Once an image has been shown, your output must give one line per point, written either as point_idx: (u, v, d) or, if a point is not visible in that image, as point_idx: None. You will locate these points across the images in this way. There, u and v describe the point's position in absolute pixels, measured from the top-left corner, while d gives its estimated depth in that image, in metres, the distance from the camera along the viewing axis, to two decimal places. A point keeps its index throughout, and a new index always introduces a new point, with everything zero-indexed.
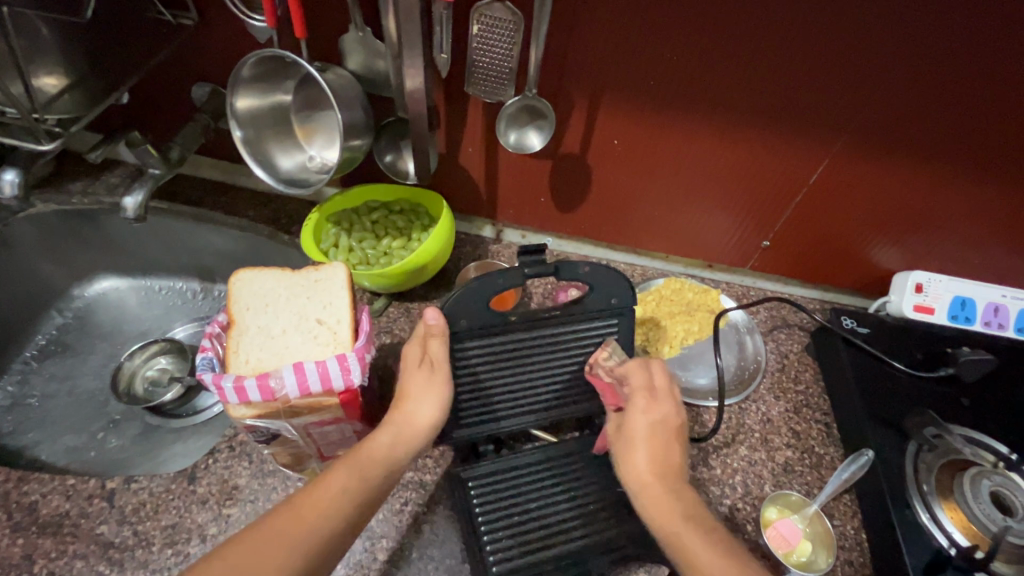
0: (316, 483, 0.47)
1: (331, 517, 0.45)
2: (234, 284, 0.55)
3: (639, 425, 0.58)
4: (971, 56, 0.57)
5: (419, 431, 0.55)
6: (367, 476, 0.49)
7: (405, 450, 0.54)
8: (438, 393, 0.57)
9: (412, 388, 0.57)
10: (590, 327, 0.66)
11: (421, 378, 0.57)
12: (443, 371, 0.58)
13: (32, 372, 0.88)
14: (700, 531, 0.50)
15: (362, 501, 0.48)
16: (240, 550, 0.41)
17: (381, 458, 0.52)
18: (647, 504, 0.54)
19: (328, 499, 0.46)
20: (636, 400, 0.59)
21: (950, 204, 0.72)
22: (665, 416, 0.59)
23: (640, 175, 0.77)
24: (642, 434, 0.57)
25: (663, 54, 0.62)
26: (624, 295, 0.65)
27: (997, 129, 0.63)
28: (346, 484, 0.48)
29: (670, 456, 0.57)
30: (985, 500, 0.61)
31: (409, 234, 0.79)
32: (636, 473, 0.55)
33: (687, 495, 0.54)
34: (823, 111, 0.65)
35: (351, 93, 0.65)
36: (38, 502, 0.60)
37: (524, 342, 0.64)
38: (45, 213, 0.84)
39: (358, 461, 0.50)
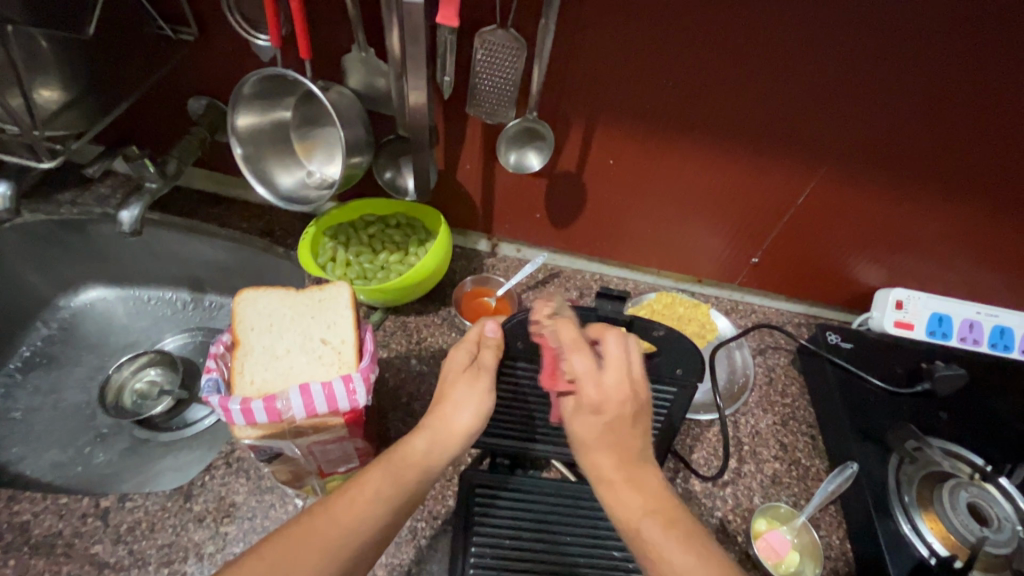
0: (349, 487, 0.47)
1: (360, 526, 0.45)
2: (237, 304, 0.55)
3: (601, 420, 0.51)
4: (951, 86, 0.60)
5: (456, 437, 0.52)
6: (403, 483, 0.48)
7: (442, 456, 0.51)
8: (479, 402, 0.54)
9: (454, 392, 0.55)
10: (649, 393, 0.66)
11: (465, 383, 0.55)
12: (487, 378, 0.56)
13: (15, 385, 0.86)
14: (663, 529, 0.44)
15: (398, 503, 0.47)
16: (278, 548, 0.42)
17: (417, 462, 0.49)
18: (610, 501, 0.47)
19: (360, 505, 0.45)
20: (585, 387, 0.52)
21: (930, 224, 0.76)
22: (619, 412, 0.50)
23: (635, 193, 0.79)
24: (590, 436, 0.50)
25: (658, 78, 0.64)
26: (688, 365, 0.65)
27: (974, 154, 0.66)
28: (379, 490, 0.47)
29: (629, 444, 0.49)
30: (963, 512, 0.64)
31: (406, 248, 0.79)
32: (595, 470, 0.49)
33: (649, 485, 0.47)
34: (811, 136, 0.68)
35: (353, 111, 0.66)
36: (29, 522, 0.59)
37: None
38: (31, 223, 0.83)
39: (393, 464, 0.49)
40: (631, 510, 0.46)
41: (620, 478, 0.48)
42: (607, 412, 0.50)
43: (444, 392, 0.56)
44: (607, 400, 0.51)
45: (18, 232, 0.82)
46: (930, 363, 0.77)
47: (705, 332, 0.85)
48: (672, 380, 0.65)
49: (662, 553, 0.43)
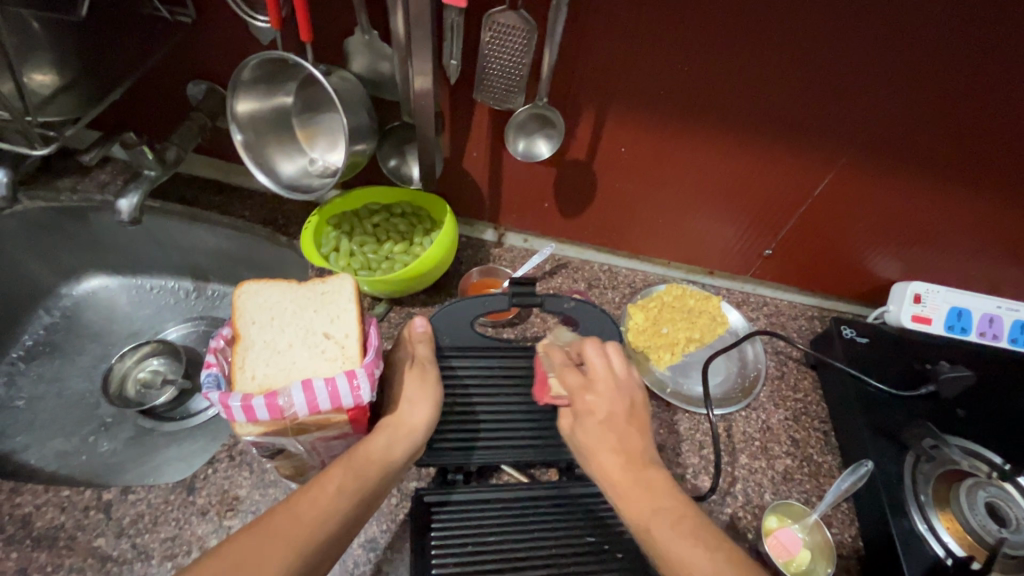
0: (310, 486, 0.47)
1: (327, 518, 0.45)
2: (238, 297, 0.53)
3: (592, 426, 0.58)
4: (985, 73, 0.57)
5: (413, 432, 0.55)
6: (363, 476, 0.49)
7: (401, 452, 0.53)
8: (429, 393, 0.58)
9: (403, 390, 0.58)
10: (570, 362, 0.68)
11: (412, 378, 0.59)
12: (431, 371, 0.60)
13: (19, 374, 0.86)
14: (670, 522, 0.49)
15: (357, 500, 0.47)
16: (238, 547, 0.41)
17: (378, 457, 0.51)
18: (619, 501, 0.53)
19: (326, 499, 0.46)
20: (581, 400, 0.60)
21: (952, 217, 0.73)
22: (610, 411, 0.59)
23: (646, 183, 0.77)
24: (591, 441, 0.57)
25: (674, 64, 0.61)
26: (605, 330, 0.69)
27: (1002, 145, 0.63)
28: (342, 483, 0.47)
29: (630, 443, 0.57)
30: (981, 512, 0.62)
31: (411, 238, 0.78)
32: (603, 474, 0.55)
33: (657, 481, 0.53)
34: (830, 125, 0.65)
35: (356, 97, 0.63)
36: (32, 515, 0.58)
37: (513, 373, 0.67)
38: (31, 211, 0.81)
39: (352, 461, 0.50)
40: (640, 507, 0.51)
41: (619, 468, 0.54)
42: (599, 412, 0.58)
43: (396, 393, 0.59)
44: (602, 405, 0.59)
45: (19, 219, 0.81)
46: (935, 363, 0.75)
47: (716, 325, 0.82)
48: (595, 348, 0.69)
49: (668, 549, 0.47)
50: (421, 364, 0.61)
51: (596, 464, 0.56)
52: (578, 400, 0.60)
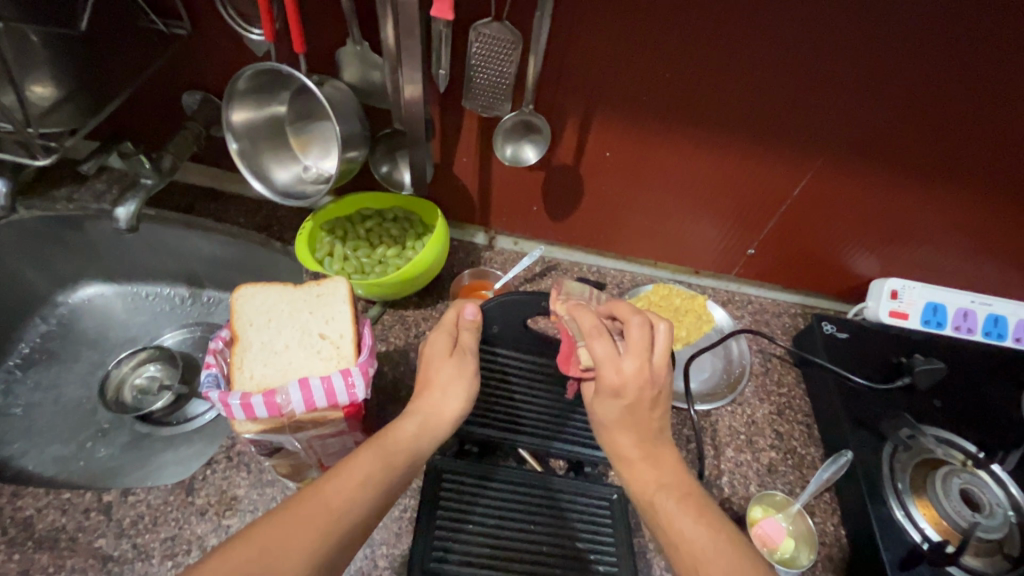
0: (339, 470, 0.46)
1: (353, 509, 0.45)
2: (236, 300, 0.54)
3: (614, 407, 0.57)
4: (949, 75, 0.60)
5: (444, 423, 0.56)
6: (393, 465, 0.49)
7: (429, 442, 0.54)
8: (463, 384, 0.58)
9: (438, 376, 0.58)
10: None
11: (450, 367, 0.58)
12: (471, 362, 0.60)
13: (16, 381, 0.86)
14: (676, 499, 0.50)
15: (383, 490, 0.47)
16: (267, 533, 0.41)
17: (405, 446, 0.52)
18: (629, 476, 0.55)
19: (353, 487, 0.46)
20: (607, 372, 0.55)
21: (926, 215, 0.76)
22: (639, 397, 0.55)
23: (632, 186, 0.79)
24: (614, 418, 0.57)
25: (654, 70, 0.64)
26: None
27: (968, 145, 0.66)
28: (371, 473, 0.47)
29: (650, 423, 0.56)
30: (955, 498, 0.64)
31: (403, 242, 0.80)
32: (617, 450, 0.57)
33: (665, 458, 0.55)
34: (806, 127, 0.68)
35: (348, 106, 0.65)
36: (33, 517, 0.59)
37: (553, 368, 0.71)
38: (27, 220, 0.82)
39: (383, 449, 0.50)
40: (646, 481, 0.53)
41: (635, 449, 0.55)
42: (626, 397, 0.55)
43: (427, 377, 0.58)
44: (626, 383, 0.55)
45: (15, 229, 0.82)
46: (909, 356, 0.78)
47: (701, 323, 0.86)
48: None
49: (674, 524, 0.49)
50: (463, 353, 0.60)
51: (611, 438, 0.57)
52: (605, 378, 0.55)
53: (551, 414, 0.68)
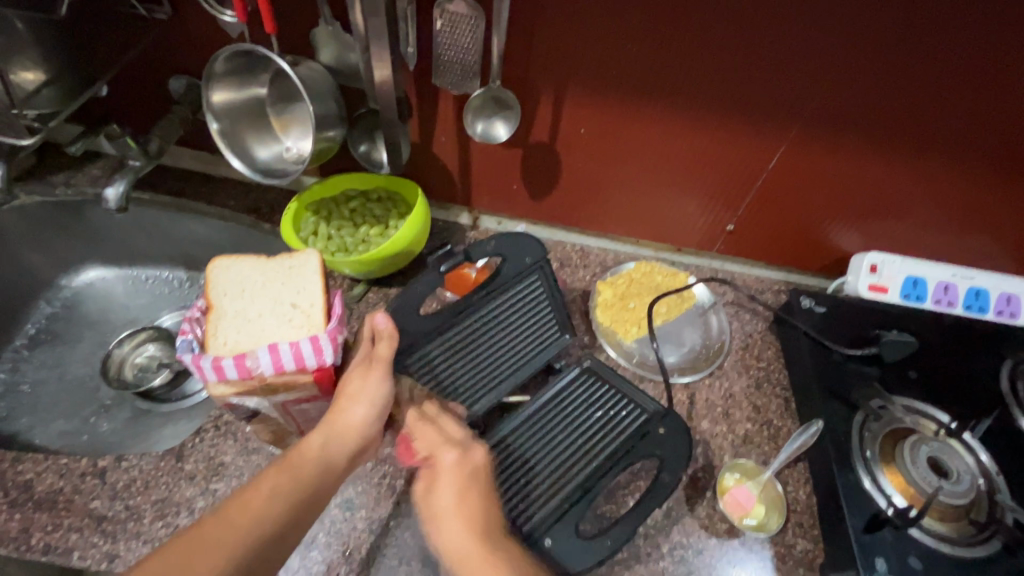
0: (245, 489, 0.48)
1: (260, 522, 0.46)
2: (213, 271, 0.57)
3: (449, 484, 0.56)
4: (914, 42, 0.60)
5: (354, 433, 0.54)
6: (301, 475, 0.50)
7: (341, 450, 0.53)
8: (374, 390, 0.55)
9: (348, 385, 0.55)
10: (506, 291, 0.74)
11: (357, 377, 0.55)
12: (381, 367, 0.56)
13: (22, 360, 0.91)
14: None
15: (296, 500, 0.49)
16: (175, 553, 0.42)
17: (315, 457, 0.52)
18: None
19: (259, 502, 0.47)
20: (443, 460, 0.57)
21: (902, 186, 0.76)
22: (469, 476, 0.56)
23: (607, 162, 0.80)
24: (448, 507, 0.54)
25: (621, 44, 0.65)
26: (534, 251, 0.77)
27: (939, 113, 0.66)
28: (277, 486, 0.49)
29: (472, 513, 0.54)
30: (923, 465, 0.65)
31: (386, 222, 0.81)
32: (450, 552, 0.52)
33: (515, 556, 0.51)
34: (775, 99, 0.68)
35: (324, 86, 0.67)
36: (33, 480, 0.63)
37: (460, 330, 0.70)
38: (29, 204, 0.86)
39: (291, 464, 0.51)
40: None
41: (473, 539, 0.52)
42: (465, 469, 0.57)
43: (338, 386, 0.56)
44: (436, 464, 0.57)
45: (18, 214, 0.86)
46: (881, 329, 0.78)
47: (681, 302, 0.87)
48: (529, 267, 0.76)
49: None
50: (377, 360, 0.57)
51: (444, 532, 0.53)
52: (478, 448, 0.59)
53: (495, 360, 0.70)
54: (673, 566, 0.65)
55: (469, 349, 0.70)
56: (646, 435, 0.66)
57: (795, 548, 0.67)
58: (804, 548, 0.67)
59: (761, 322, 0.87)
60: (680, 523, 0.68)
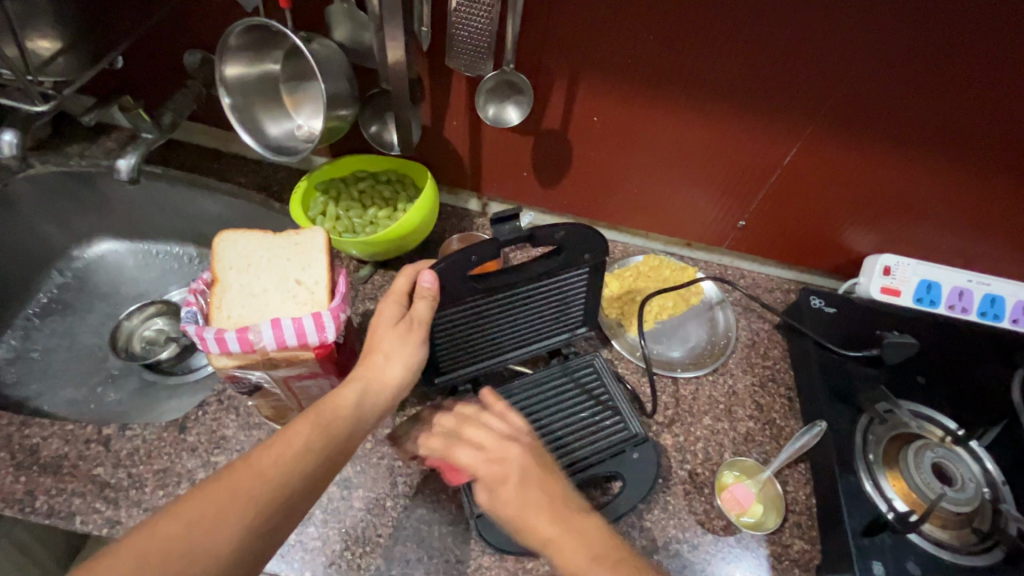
0: (277, 437, 0.47)
1: (290, 476, 0.46)
2: (219, 245, 0.57)
3: (511, 477, 0.52)
4: (941, 38, 0.59)
5: (388, 387, 0.55)
6: (332, 434, 0.49)
7: (374, 405, 0.54)
8: (411, 353, 0.57)
9: (383, 343, 0.56)
10: (568, 275, 0.65)
11: (395, 336, 0.56)
12: (419, 332, 0.57)
13: (33, 328, 0.92)
14: (607, 565, 0.47)
15: (326, 455, 0.48)
16: (199, 500, 0.42)
17: (347, 413, 0.52)
18: (556, 557, 0.48)
19: (290, 454, 0.47)
20: (490, 476, 0.53)
21: (921, 187, 0.74)
22: (522, 473, 0.52)
23: (619, 152, 0.79)
24: (515, 504, 0.51)
25: (639, 32, 0.64)
26: (595, 250, 0.63)
27: (963, 113, 0.64)
28: (310, 440, 0.48)
29: (548, 489, 0.52)
30: (926, 471, 0.64)
31: (394, 204, 0.81)
32: (535, 535, 0.50)
33: (588, 523, 0.50)
34: (794, 93, 0.67)
35: (337, 64, 0.67)
36: (39, 445, 0.64)
37: (495, 303, 0.63)
38: (44, 174, 0.87)
39: (321, 415, 0.51)
40: (577, 559, 0.48)
41: (551, 521, 0.50)
42: (509, 462, 0.53)
43: (373, 343, 0.57)
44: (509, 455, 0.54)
45: (33, 184, 0.87)
46: (886, 331, 0.77)
47: (688, 295, 0.87)
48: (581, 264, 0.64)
49: None
50: (418, 324, 0.57)
51: (528, 529, 0.50)
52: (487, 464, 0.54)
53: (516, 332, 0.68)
54: (667, 560, 0.65)
55: (494, 320, 0.65)
56: (618, 453, 0.67)
57: (792, 548, 0.66)
58: (800, 548, 0.66)
59: (770, 321, 0.86)
60: (677, 518, 0.68)
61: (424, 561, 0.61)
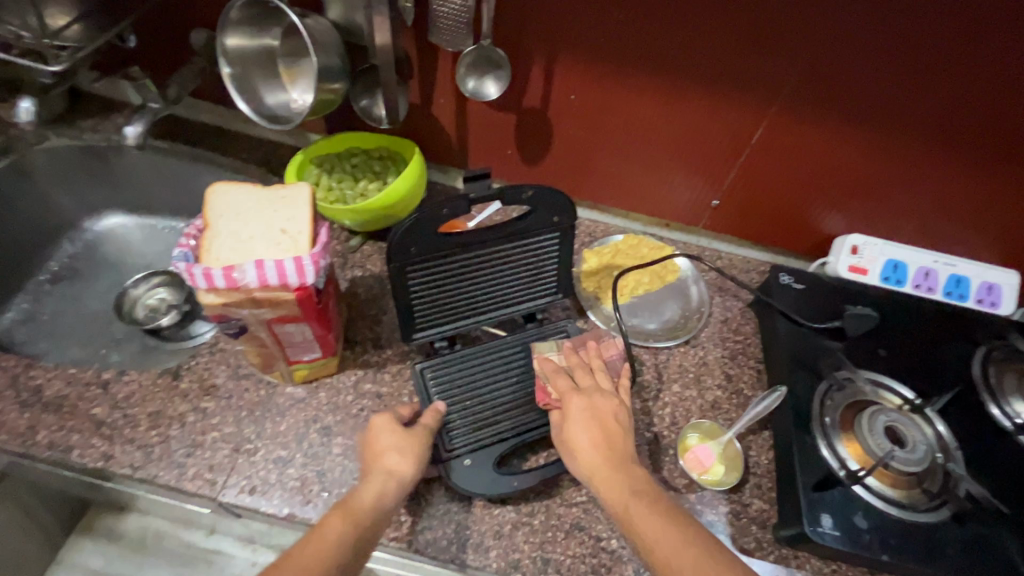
0: (312, 534, 0.49)
1: (326, 564, 0.47)
2: (213, 197, 0.61)
3: (581, 404, 0.61)
4: (889, 18, 0.62)
5: (402, 484, 0.57)
6: (360, 523, 0.52)
7: (391, 498, 0.56)
8: (414, 448, 0.60)
9: (382, 444, 0.60)
10: (537, 238, 0.70)
11: (391, 435, 0.60)
12: (417, 435, 0.62)
13: (44, 292, 0.97)
14: (646, 503, 0.52)
15: (355, 543, 0.50)
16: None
17: (371, 505, 0.54)
18: (600, 482, 0.55)
19: (326, 545, 0.49)
20: (573, 404, 0.61)
21: (884, 167, 0.77)
22: (595, 402, 0.61)
23: (597, 131, 0.83)
24: (580, 418, 0.60)
25: (609, 12, 0.68)
26: (564, 214, 0.68)
27: (917, 92, 0.68)
28: (338, 530, 0.50)
29: (611, 429, 0.59)
30: (879, 435, 0.67)
31: (384, 177, 0.86)
32: (587, 459, 0.57)
33: (636, 472, 0.55)
34: (758, 72, 0.71)
35: (329, 39, 0.72)
36: (43, 385, 0.69)
37: (469, 257, 0.68)
38: (58, 145, 0.93)
39: (348, 508, 0.53)
40: (620, 489, 0.53)
41: (600, 452, 0.57)
42: (587, 392, 0.62)
43: (372, 446, 0.60)
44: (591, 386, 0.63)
45: (49, 154, 0.93)
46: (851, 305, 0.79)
47: (666, 273, 0.90)
48: (553, 226, 0.69)
49: (641, 526, 0.50)
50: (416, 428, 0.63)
51: (577, 454, 0.58)
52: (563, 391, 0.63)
53: (490, 289, 0.73)
54: None
55: (468, 275, 0.70)
56: None
57: (750, 507, 0.69)
58: (758, 508, 0.69)
59: (743, 298, 0.89)
60: None
61: (397, 504, 0.65)
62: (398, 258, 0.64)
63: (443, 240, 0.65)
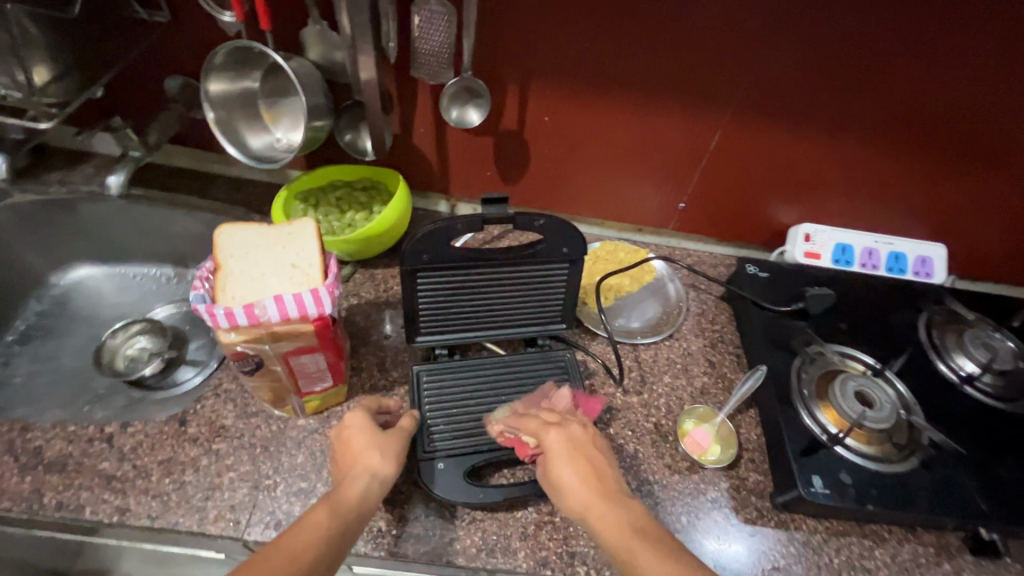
0: (299, 527, 0.50)
1: (312, 556, 0.48)
2: (218, 238, 0.62)
3: (558, 442, 0.59)
4: (817, 34, 0.72)
5: (384, 479, 0.59)
6: (343, 515, 0.53)
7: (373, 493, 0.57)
8: (389, 446, 0.62)
9: (359, 443, 0.61)
10: (543, 265, 0.74)
11: (365, 436, 0.61)
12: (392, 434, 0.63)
13: (15, 354, 0.93)
14: (648, 542, 0.49)
15: (340, 534, 0.51)
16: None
17: (354, 500, 0.55)
18: (596, 524, 0.52)
19: (310, 538, 0.49)
20: (550, 441, 0.60)
21: (825, 162, 0.87)
22: (571, 437, 0.60)
23: (569, 148, 0.89)
24: (560, 454, 0.58)
25: (574, 40, 0.75)
26: (574, 245, 0.72)
27: (846, 95, 0.78)
28: (321, 523, 0.51)
29: (596, 465, 0.58)
30: (851, 399, 0.74)
31: (370, 207, 0.88)
32: (578, 499, 0.55)
33: (635, 506, 0.53)
34: (710, 86, 0.79)
35: (313, 80, 0.75)
36: (43, 446, 0.67)
37: (473, 273, 0.73)
38: (23, 202, 0.90)
39: (334, 504, 0.54)
40: (618, 528, 0.51)
41: (588, 488, 0.55)
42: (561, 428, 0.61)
43: (347, 444, 0.62)
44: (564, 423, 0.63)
45: (13, 211, 0.90)
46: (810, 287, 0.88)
47: (644, 274, 0.96)
48: (561, 258, 0.73)
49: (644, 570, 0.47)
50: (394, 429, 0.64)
51: (567, 498, 0.55)
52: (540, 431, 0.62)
53: (491, 306, 0.77)
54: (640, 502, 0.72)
55: (470, 290, 0.74)
56: None
57: (748, 479, 0.75)
58: (755, 479, 0.75)
59: (716, 292, 0.96)
60: (646, 463, 0.76)
61: (422, 519, 0.67)
62: (411, 263, 0.69)
63: (451, 253, 0.70)
